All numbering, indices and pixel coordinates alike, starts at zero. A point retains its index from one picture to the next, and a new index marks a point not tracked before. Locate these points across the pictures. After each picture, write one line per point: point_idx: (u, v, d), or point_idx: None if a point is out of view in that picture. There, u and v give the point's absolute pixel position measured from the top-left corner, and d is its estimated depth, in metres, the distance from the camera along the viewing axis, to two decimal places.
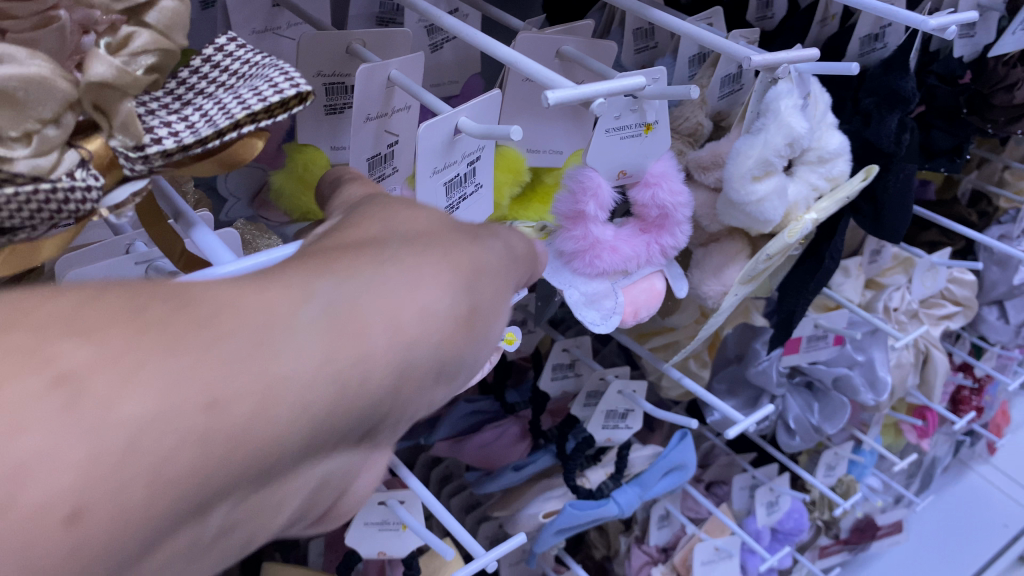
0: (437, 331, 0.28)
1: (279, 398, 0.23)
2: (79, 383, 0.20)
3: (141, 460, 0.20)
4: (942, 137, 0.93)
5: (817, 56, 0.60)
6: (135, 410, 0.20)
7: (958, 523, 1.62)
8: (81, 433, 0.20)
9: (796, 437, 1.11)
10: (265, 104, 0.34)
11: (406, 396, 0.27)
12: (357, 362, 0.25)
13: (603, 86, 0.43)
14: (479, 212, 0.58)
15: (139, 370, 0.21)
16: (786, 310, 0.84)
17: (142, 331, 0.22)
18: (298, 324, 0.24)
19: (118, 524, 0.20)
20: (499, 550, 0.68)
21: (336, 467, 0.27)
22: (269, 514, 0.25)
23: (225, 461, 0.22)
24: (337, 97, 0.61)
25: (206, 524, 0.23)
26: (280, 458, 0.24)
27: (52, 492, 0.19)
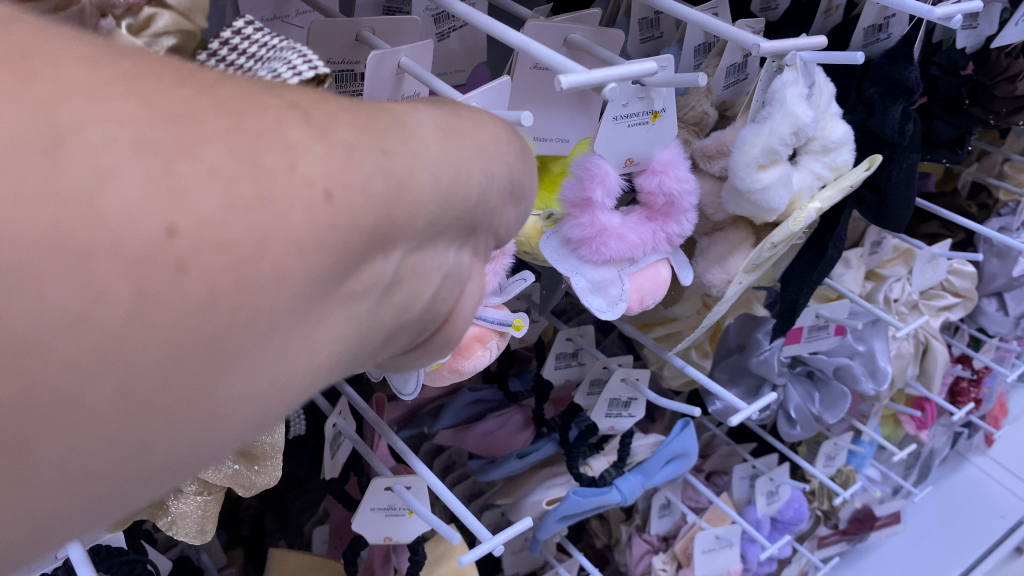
0: (511, 151, 0.32)
1: (419, 167, 0.27)
2: (290, 118, 0.24)
3: (350, 180, 0.24)
4: (944, 128, 0.94)
5: (823, 45, 0.61)
6: (334, 145, 0.24)
7: (955, 514, 1.63)
8: (305, 149, 0.23)
9: (797, 426, 1.12)
10: (284, 85, 0.34)
11: (500, 202, 0.31)
12: (464, 155, 0.29)
13: (614, 71, 0.44)
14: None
15: (328, 119, 0.25)
16: (789, 299, 0.85)
17: (319, 99, 0.25)
18: (416, 122, 0.28)
19: (339, 232, 0.24)
20: (505, 533, 0.68)
21: (458, 262, 0.30)
22: (416, 290, 0.28)
23: (396, 205, 0.26)
24: (346, 84, 0.61)
25: (381, 270, 0.26)
26: (426, 221, 0.27)
27: (295, 193, 0.23)
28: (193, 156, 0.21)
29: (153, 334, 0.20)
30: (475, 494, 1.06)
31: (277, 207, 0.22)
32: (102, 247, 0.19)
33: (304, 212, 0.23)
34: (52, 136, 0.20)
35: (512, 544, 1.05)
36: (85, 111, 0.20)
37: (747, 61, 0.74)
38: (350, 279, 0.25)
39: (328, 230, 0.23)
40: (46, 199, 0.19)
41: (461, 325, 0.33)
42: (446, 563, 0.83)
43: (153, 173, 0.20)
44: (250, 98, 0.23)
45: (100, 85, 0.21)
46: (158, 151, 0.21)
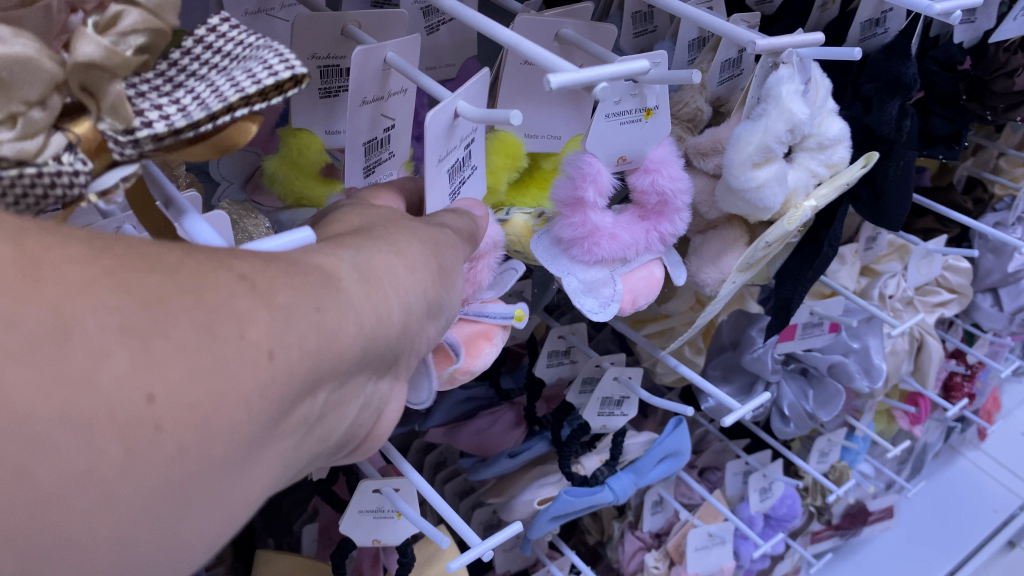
0: (427, 277, 0.35)
1: (347, 321, 0.29)
2: (239, 289, 0.26)
3: (292, 339, 0.26)
4: (941, 124, 0.93)
5: (821, 41, 0.59)
6: (276, 310, 0.26)
7: (947, 509, 1.62)
8: (253, 316, 0.25)
9: (791, 424, 1.11)
10: (259, 86, 0.33)
11: (417, 329, 0.34)
12: (385, 299, 0.32)
13: (605, 70, 0.42)
14: (476, 197, 0.57)
15: (271, 285, 0.27)
16: (783, 297, 0.83)
17: (262, 266, 0.28)
18: (341, 274, 0.31)
19: (281, 387, 0.26)
20: (495, 537, 0.67)
21: (376, 392, 0.33)
22: (339, 423, 0.31)
23: (327, 356, 0.28)
24: (331, 80, 0.59)
25: (312, 410, 0.28)
26: (352, 366, 0.30)
27: (243, 355, 0.25)
28: (165, 333, 0.23)
29: (135, 490, 0.22)
30: (466, 492, 1.05)
31: (230, 369, 0.24)
32: (92, 416, 0.21)
33: (253, 370, 0.25)
34: (57, 327, 0.22)
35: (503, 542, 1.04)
36: (77, 302, 0.22)
37: (742, 56, 0.72)
38: (286, 426, 0.27)
39: (272, 384, 0.25)
40: (36, 379, 0.21)
41: (382, 435, 0.36)
42: (435, 564, 0.82)
43: (137, 351, 0.22)
44: (204, 273, 0.26)
45: (89, 283, 0.23)
46: (140, 331, 0.23)
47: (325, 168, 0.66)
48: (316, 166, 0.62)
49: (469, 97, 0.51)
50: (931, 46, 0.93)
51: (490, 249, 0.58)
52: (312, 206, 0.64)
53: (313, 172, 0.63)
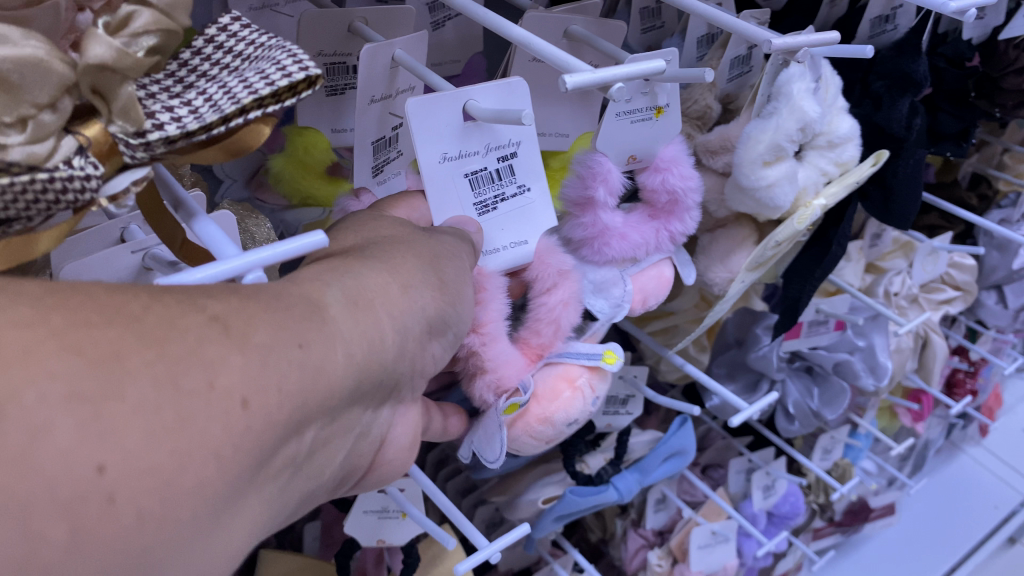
0: (424, 294, 0.37)
1: (335, 353, 0.30)
2: (210, 331, 0.27)
3: (264, 393, 0.27)
4: (948, 121, 0.92)
5: (837, 40, 0.58)
6: (250, 354, 0.27)
7: (948, 506, 1.61)
8: (226, 363, 0.26)
9: (795, 422, 1.10)
10: (273, 87, 0.32)
11: (416, 350, 0.36)
12: (380, 326, 0.33)
13: (621, 70, 0.42)
14: (532, 220, 0.56)
15: (246, 327, 0.28)
16: (792, 296, 0.82)
17: (235, 305, 0.28)
18: (329, 301, 0.32)
19: (257, 434, 0.27)
20: (503, 540, 0.66)
21: (375, 424, 0.36)
22: (331, 460, 0.33)
23: (315, 391, 0.29)
24: (339, 77, 0.58)
25: (298, 449, 0.29)
26: (342, 402, 0.31)
27: (213, 407, 0.25)
28: (120, 396, 0.24)
29: (87, 562, 0.23)
30: (468, 490, 1.03)
31: (196, 425, 0.25)
32: (34, 495, 0.22)
33: (221, 429, 0.25)
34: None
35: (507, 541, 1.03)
36: (19, 369, 0.23)
37: (752, 53, 0.71)
38: (272, 466, 0.28)
39: (246, 435, 0.26)
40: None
41: (388, 459, 0.39)
42: (441, 564, 0.82)
43: (85, 419, 0.23)
44: (179, 314, 0.27)
45: (35, 346, 0.23)
46: (86, 398, 0.23)
47: (331, 167, 0.65)
48: (321, 166, 0.62)
49: (497, 99, 0.50)
50: (940, 43, 0.92)
51: (560, 279, 0.58)
52: (319, 207, 0.64)
53: (318, 172, 0.62)
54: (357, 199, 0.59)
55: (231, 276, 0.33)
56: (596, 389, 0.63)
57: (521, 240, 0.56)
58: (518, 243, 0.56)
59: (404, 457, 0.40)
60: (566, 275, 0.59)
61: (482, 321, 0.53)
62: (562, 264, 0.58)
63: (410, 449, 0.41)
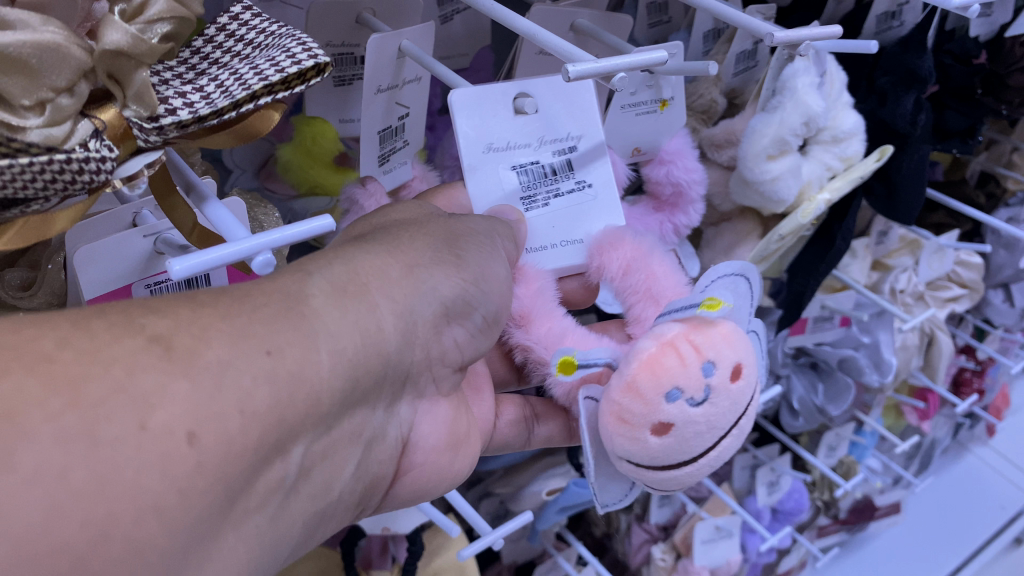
0: (422, 278, 0.39)
1: (317, 353, 0.32)
2: (150, 354, 0.27)
3: (213, 423, 0.27)
4: (955, 118, 0.93)
5: (839, 34, 0.57)
6: (197, 380, 0.27)
7: (953, 506, 1.61)
8: (168, 391, 0.27)
9: (800, 419, 1.12)
10: (282, 75, 0.33)
11: (421, 336, 0.38)
12: (377, 312, 0.35)
13: (625, 60, 0.42)
14: (593, 219, 0.56)
15: (194, 345, 0.28)
16: (796, 290, 0.86)
17: (181, 322, 0.29)
18: (312, 293, 0.33)
19: (213, 466, 0.27)
20: (506, 527, 0.67)
21: (389, 427, 0.40)
22: (338, 475, 0.36)
23: (294, 401, 0.31)
24: (346, 68, 0.60)
25: (286, 470, 0.32)
26: (338, 407, 0.34)
27: (160, 444, 0.26)
28: (14, 462, 0.23)
29: None
30: (474, 483, 1.03)
31: (124, 475, 0.25)
32: None
33: (160, 475, 0.26)
34: None
35: (511, 533, 1.04)
36: None
37: (758, 48, 0.72)
38: (252, 492, 0.30)
39: (199, 471, 0.27)
40: None
41: (418, 461, 0.45)
42: (444, 554, 0.83)
43: None
44: (114, 339, 0.27)
45: None
46: None
47: (338, 158, 0.65)
48: (329, 155, 0.62)
49: (545, 89, 0.53)
50: (947, 40, 0.93)
51: (636, 253, 0.55)
52: (327, 196, 0.64)
53: (326, 161, 0.62)
54: (364, 187, 0.57)
55: (238, 258, 0.34)
56: (722, 355, 0.45)
57: (575, 239, 0.56)
58: (570, 242, 0.55)
59: (437, 458, 0.46)
60: (624, 249, 0.54)
61: (522, 313, 0.52)
62: (611, 238, 0.54)
63: (441, 452, 0.46)
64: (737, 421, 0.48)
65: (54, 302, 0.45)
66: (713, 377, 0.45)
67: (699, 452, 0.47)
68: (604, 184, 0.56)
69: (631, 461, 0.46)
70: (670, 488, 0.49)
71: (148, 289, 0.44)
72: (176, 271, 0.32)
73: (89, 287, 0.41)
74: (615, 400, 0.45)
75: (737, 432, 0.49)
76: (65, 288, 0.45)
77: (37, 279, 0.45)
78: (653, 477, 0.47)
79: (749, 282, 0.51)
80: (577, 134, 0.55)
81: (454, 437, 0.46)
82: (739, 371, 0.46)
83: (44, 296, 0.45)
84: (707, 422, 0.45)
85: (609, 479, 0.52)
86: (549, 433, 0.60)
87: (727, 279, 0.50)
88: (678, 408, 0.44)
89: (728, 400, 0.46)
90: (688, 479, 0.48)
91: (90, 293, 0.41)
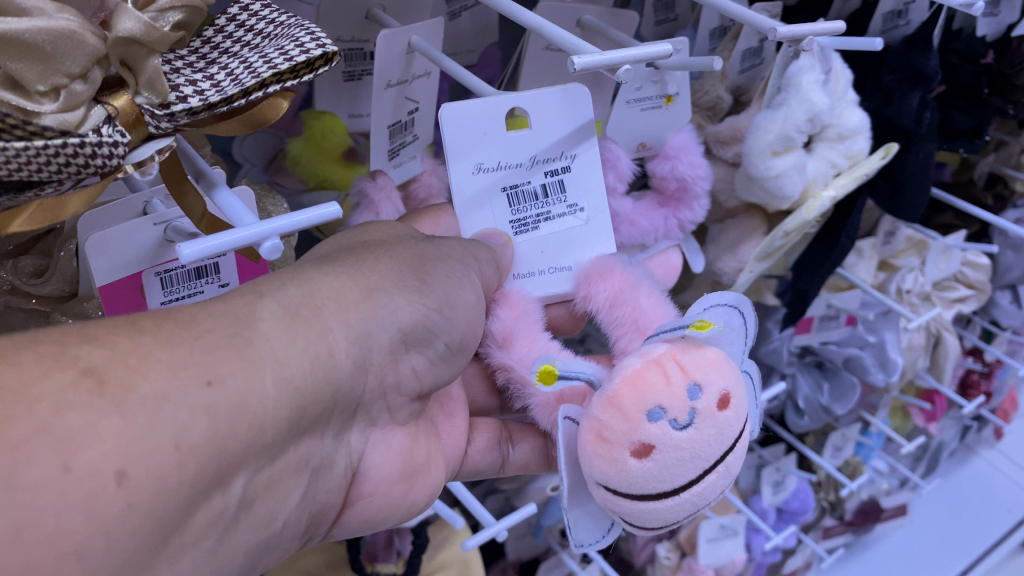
0: (377, 305, 0.43)
1: (263, 379, 0.36)
2: (80, 389, 0.30)
3: (142, 462, 0.31)
4: (960, 117, 0.92)
5: (843, 30, 0.58)
6: (124, 414, 0.31)
7: (960, 508, 1.59)
8: (98, 428, 0.30)
9: (805, 417, 1.12)
10: (291, 63, 0.34)
11: (370, 359, 0.43)
12: (329, 337, 0.40)
13: (630, 52, 0.43)
14: (581, 245, 0.57)
15: (127, 379, 0.32)
16: (801, 288, 0.87)
17: (114, 353, 0.32)
18: (261, 316, 0.38)
19: (143, 503, 0.31)
20: (509, 518, 0.67)
21: (337, 455, 0.45)
22: (282, 506, 0.41)
23: (235, 432, 0.35)
24: (356, 63, 0.61)
25: (226, 503, 0.36)
26: (282, 438, 0.38)
27: (86, 485, 0.29)
28: None
29: None
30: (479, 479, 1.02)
31: (45, 520, 0.28)
32: None
33: (85, 518, 0.29)
34: None
35: (515, 529, 1.04)
36: None
37: (763, 46, 0.72)
38: (190, 525, 0.34)
39: (129, 509, 0.30)
40: None
41: (369, 489, 0.48)
42: (449, 548, 0.83)
43: None
44: (44, 373, 0.30)
45: None
46: None
47: (348, 152, 0.65)
48: (338, 150, 0.62)
49: (533, 108, 0.53)
50: (954, 40, 0.93)
51: (622, 283, 0.55)
52: (335, 189, 0.64)
53: (335, 156, 0.62)
54: (374, 180, 0.59)
55: (249, 242, 0.34)
56: (709, 380, 0.45)
57: (563, 267, 0.57)
58: (557, 270, 0.57)
59: (389, 489, 0.49)
60: (612, 280, 0.54)
61: (504, 334, 0.53)
62: (600, 268, 0.55)
63: (394, 482, 0.49)
64: (725, 460, 0.47)
65: (66, 288, 0.46)
66: (699, 401, 0.45)
67: (682, 484, 0.45)
68: (595, 209, 0.57)
69: (610, 486, 0.45)
70: (652, 525, 0.48)
71: (158, 276, 0.45)
72: (187, 254, 0.33)
73: (101, 273, 0.42)
74: (597, 418, 0.45)
75: (725, 472, 0.47)
76: (76, 274, 0.46)
77: (50, 266, 0.46)
78: (632, 508, 0.46)
79: (743, 317, 0.49)
80: (571, 154, 0.55)
81: (410, 468, 0.50)
82: (727, 401, 0.46)
83: (57, 281, 0.46)
84: (691, 450, 0.45)
85: (586, 513, 0.50)
86: (524, 457, 0.60)
87: (722, 313, 0.48)
88: (660, 429, 0.44)
89: (714, 430, 0.45)
90: (670, 516, 0.47)
91: (103, 278, 0.42)
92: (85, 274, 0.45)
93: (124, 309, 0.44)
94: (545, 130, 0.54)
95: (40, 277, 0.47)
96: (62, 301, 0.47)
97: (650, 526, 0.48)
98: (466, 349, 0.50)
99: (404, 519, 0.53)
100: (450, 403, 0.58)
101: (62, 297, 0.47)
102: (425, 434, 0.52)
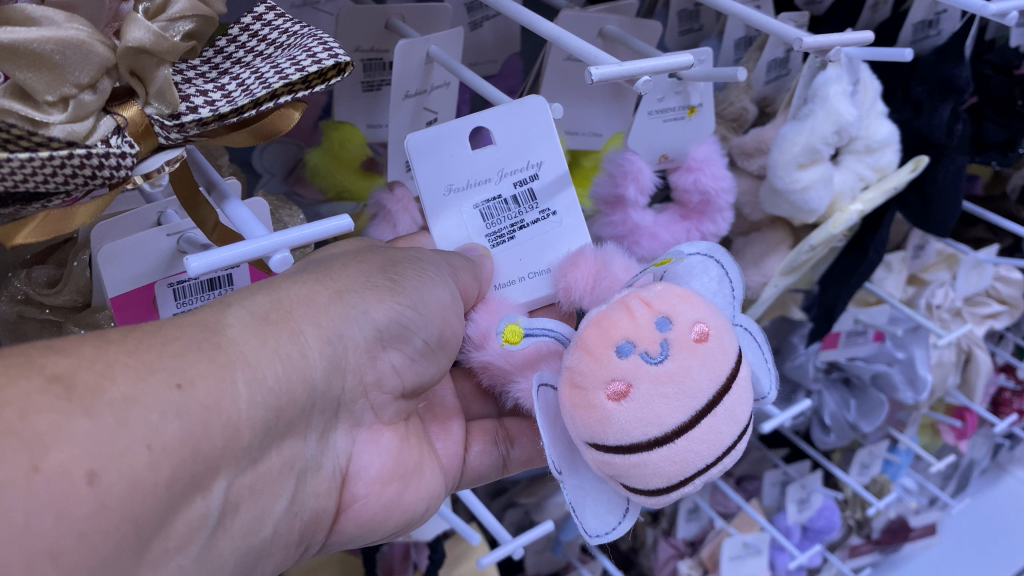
0: (344, 310, 0.43)
1: (232, 381, 0.36)
2: (48, 394, 0.30)
3: (113, 463, 0.31)
4: (994, 130, 0.90)
5: (871, 40, 0.56)
6: (95, 418, 0.31)
7: (994, 528, 1.50)
8: (67, 430, 0.30)
9: (831, 434, 1.08)
10: (303, 74, 0.33)
11: (345, 357, 0.43)
12: (300, 339, 0.40)
13: (648, 63, 0.42)
14: (557, 247, 0.56)
15: (97, 383, 0.32)
16: (827, 302, 0.86)
17: (82, 360, 0.32)
18: (230, 323, 0.38)
19: (117, 503, 0.31)
20: (526, 536, 0.66)
21: (325, 458, 0.45)
22: (270, 512, 0.40)
23: (210, 433, 0.35)
24: (375, 73, 0.60)
25: (208, 507, 0.36)
26: (262, 440, 0.38)
27: (55, 486, 0.29)
28: None
29: None
30: (497, 492, 0.99)
31: (14, 519, 0.28)
32: None
33: (56, 519, 0.29)
34: None
35: (534, 543, 1.01)
36: None
37: (790, 56, 0.72)
38: (172, 530, 0.34)
39: (101, 510, 0.30)
40: None
41: (362, 492, 0.48)
42: (466, 562, 0.82)
43: None
44: (9, 379, 0.30)
45: None
46: None
47: (366, 163, 0.65)
48: (357, 160, 0.61)
49: (501, 126, 0.53)
50: (986, 50, 0.91)
51: (600, 265, 0.54)
52: (353, 200, 0.63)
53: (354, 167, 0.62)
54: (392, 191, 0.59)
55: (259, 254, 0.34)
56: (679, 312, 0.43)
57: (542, 269, 0.55)
58: (536, 273, 0.55)
59: (382, 490, 0.49)
60: (585, 264, 0.53)
61: (480, 336, 0.52)
62: (570, 259, 0.54)
63: (387, 483, 0.49)
64: (724, 402, 0.42)
65: (79, 298, 0.46)
66: (670, 332, 0.42)
67: (676, 428, 0.41)
68: (571, 210, 0.56)
69: (597, 439, 0.42)
70: (660, 487, 0.43)
71: (171, 287, 0.44)
72: (195, 268, 0.32)
73: (112, 283, 0.42)
74: (571, 368, 0.44)
75: (729, 417, 0.42)
76: (88, 285, 0.46)
77: (63, 275, 0.46)
78: (627, 464, 0.42)
79: (721, 265, 0.50)
80: (540, 162, 0.54)
81: (402, 470, 0.50)
82: (706, 333, 0.43)
83: (69, 292, 0.46)
84: (673, 383, 0.41)
85: (595, 495, 0.47)
86: (526, 453, 0.59)
87: (692, 258, 0.50)
88: (632, 364, 0.42)
89: (696, 361, 0.42)
90: (674, 471, 0.42)
91: (115, 289, 0.42)
92: (97, 283, 0.45)
93: (135, 319, 0.44)
94: (514, 144, 0.53)
95: (52, 287, 0.47)
96: (76, 311, 0.47)
97: (659, 491, 0.43)
98: (448, 347, 0.50)
99: (403, 527, 0.52)
100: (442, 413, 0.57)
101: (75, 306, 0.47)
102: (417, 438, 0.52)
